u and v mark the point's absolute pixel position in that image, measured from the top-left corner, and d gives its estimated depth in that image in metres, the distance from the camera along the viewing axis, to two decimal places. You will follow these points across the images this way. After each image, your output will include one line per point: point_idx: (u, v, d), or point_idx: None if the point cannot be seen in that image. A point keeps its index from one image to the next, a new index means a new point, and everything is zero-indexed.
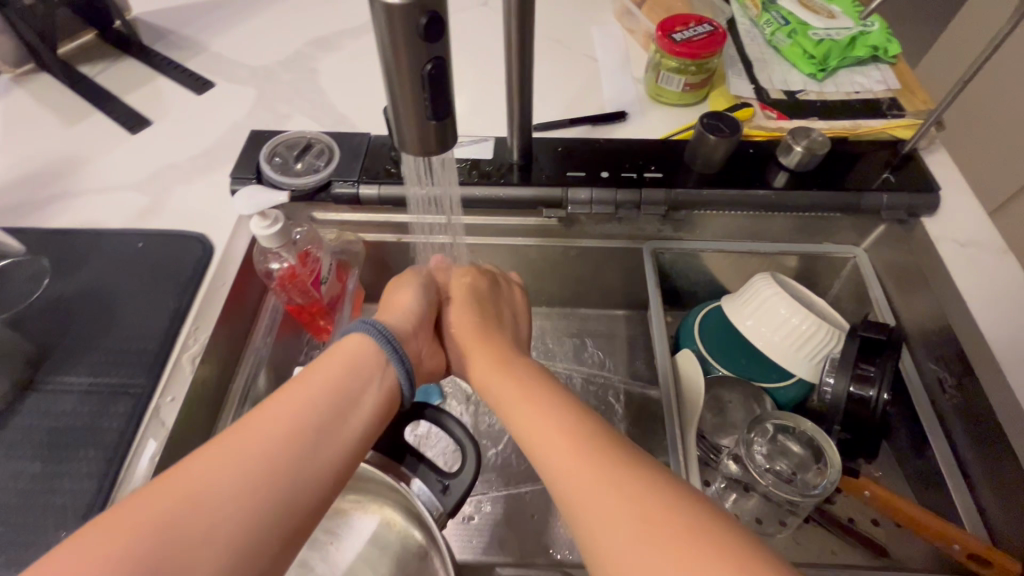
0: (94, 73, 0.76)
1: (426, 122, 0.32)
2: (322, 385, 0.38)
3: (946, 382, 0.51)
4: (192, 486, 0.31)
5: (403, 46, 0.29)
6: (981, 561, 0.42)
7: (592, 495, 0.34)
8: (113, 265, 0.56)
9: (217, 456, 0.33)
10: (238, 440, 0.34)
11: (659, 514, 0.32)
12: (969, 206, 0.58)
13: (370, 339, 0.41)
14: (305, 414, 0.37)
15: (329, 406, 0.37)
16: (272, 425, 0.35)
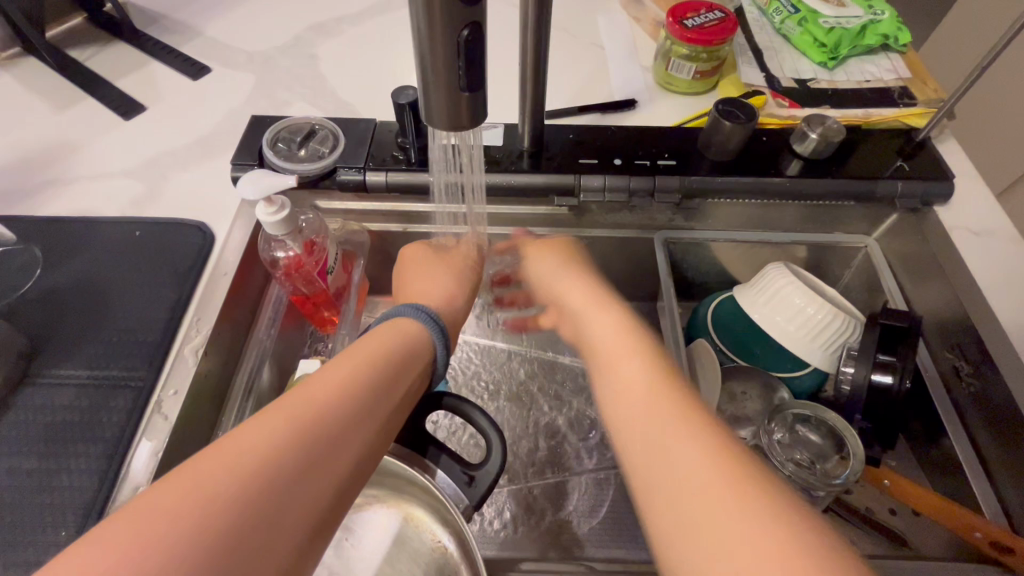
0: (84, 57, 0.73)
1: (459, 93, 0.33)
2: (378, 355, 0.40)
3: (962, 370, 0.50)
4: (272, 435, 0.31)
5: (440, 13, 0.29)
6: (1003, 549, 0.41)
7: (666, 476, 0.34)
8: (109, 254, 0.54)
9: (289, 408, 0.33)
10: (306, 396, 0.35)
11: (737, 497, 0.31)
12: (981, 196, 0.58)
13: (415, 321, 0.45)
14: (366, 377, 0.38)
15: (385, 374, 0.39)
16: (337, 386, 0.36)
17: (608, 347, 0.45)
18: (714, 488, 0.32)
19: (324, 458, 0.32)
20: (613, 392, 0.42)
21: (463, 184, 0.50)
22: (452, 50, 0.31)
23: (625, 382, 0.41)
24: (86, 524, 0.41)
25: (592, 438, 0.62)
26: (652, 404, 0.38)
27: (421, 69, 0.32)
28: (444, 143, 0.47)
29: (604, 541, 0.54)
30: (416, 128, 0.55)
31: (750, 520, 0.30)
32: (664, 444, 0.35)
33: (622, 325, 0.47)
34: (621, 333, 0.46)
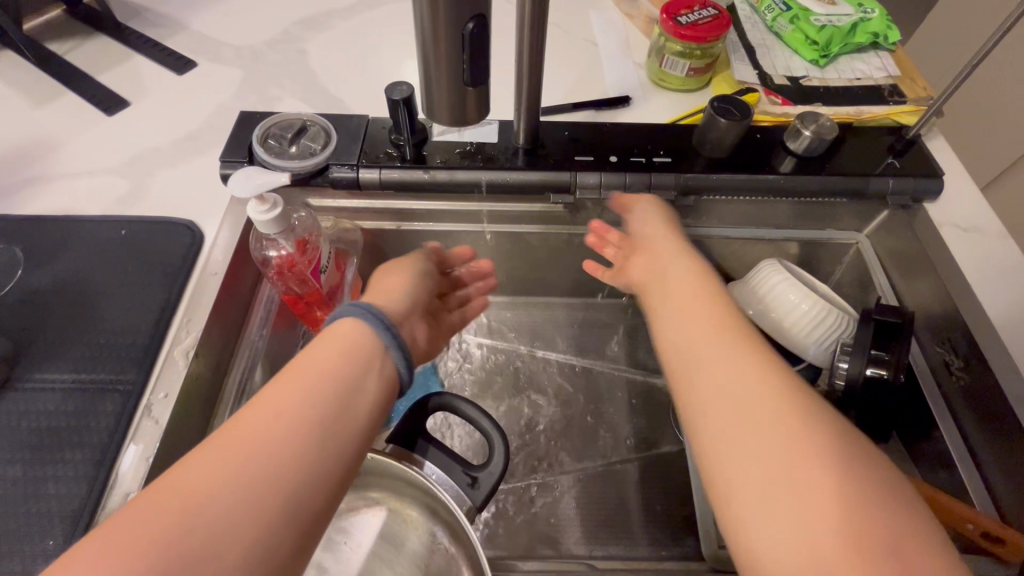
0: (63, 50, 0.71)
1: (465, 88, 0.40)
2: (316, 377, 0.36)
3: (952, 364, 0.51)
4: (185, 505, 0.29)
5: (444, 19, 0.35)
6: (993, 540, 0.43)
7: (754, 470, 0.32)
8: (94, 254, 0.53)
9: (203, 467, 0.31)
10: (224, 449, 0.32)
11: (835, 497, 0.30)
12: (969, 193, 0.59)
13: (362, 326, 0.39)
14: (295, 409, 0.34)
15: (322, 402, 0.35)
16: (255, 428, 0.33)
17: (698, 321, 0.42)
18: (808, 497, 0.30)
19: (248, 518, 0.30)
20: (696, 363, 0.39)
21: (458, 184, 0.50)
22: (455, 46, 0.37)
23: (712, 357, 0.38)
24: (75, 533, 0.39)
25: (589, 437, 0.62)
26: (744, 385, 0.36)
27: (424, 68, 0.39)
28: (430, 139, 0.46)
29: (601, 539, 0.55)
30: (410, 124, 0.55)
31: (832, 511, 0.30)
32: (764, 430, 0.33)
33: (712, 299, 0.43)
34: (712, 305, 0.43)
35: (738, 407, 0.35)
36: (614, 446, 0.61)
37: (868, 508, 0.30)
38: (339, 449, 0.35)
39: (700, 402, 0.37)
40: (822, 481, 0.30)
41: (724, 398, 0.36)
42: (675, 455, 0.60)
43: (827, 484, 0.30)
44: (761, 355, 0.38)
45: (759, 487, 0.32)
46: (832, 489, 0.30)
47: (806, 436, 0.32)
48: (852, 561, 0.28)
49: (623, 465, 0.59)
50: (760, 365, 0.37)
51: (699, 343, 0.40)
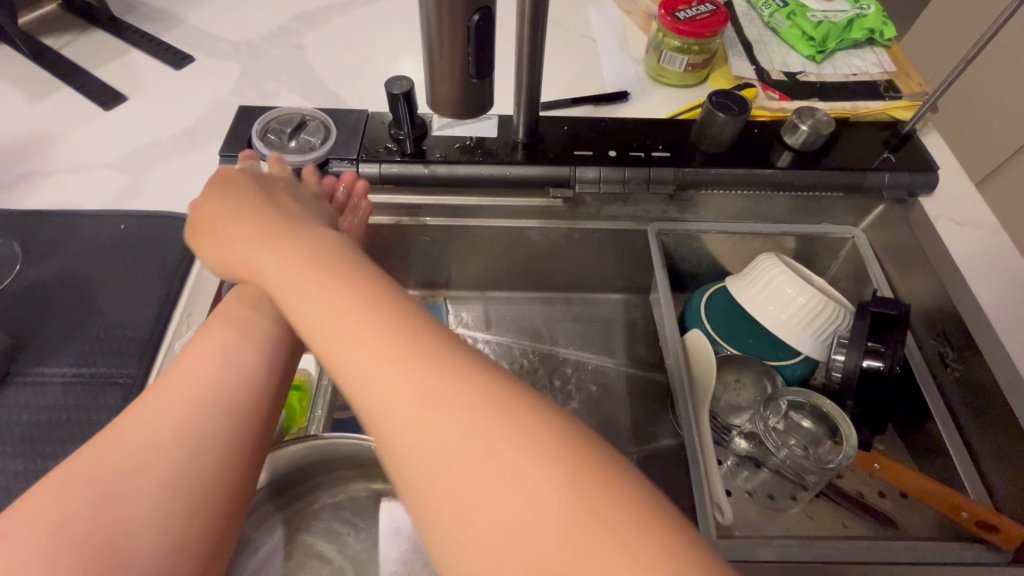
0: (59, 45, 0.70)
1: (469, 79, 0.41)
2: (205, 360, 0.41)
3: (946, 355, 0.52)
4: (103, 474, 0.34)
5: (448, 12, 0.36)
6: (987, 527, 0.43)
7: (458, 474, 0.28)
8: (92, 248, 0.52)
9: (115, 442, 0.35)
10: (129, 428, 0.36)
11: (591, 524, 0.26)
12: (963, 188, 0.60)
13: (254, 312, 0.44)
14: (192, 383, 0.39)
15: (217, 381, 0.40)
16: (156, 403, 0.38)
17: (339, 322, 0.34)
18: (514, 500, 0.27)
19: (169, 478, 0.35)
20: (367, 355, 0.32)
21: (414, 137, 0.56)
22: (460, 39, 0.38)
23: (346, 352, 0.32)
24: None
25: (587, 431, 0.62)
26: (434, 387, 0.30)
27: (429, 61, 0.40)
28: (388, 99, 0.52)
29: None
30: (410, 118, 0.55)
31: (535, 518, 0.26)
32: (496, 476, 0.27)
33: (322, 299, 0.35)
34: (308, 303, 0.36)
35: (452, 446, 0.28)
36: (613, 440, 0.61)
37: (625, 525, 0.26)
38: (244, 412, 0.39)
39: (406, 447, 0.29)
40: (573, 509, 0.27)
41: (433, 443, 0.29)
42: (672, 448, 0.61)
43: (575, 517, 0.26)
44: (460, 360, 0.32)
45: (503, 546, 0.26)
46: (578, 506, 0.27)
47: (544, 458, 0.28)
48: (563, 543, 0.26)
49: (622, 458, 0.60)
50: (408, 354, 0.31)
51: (350, 360, 0.32)
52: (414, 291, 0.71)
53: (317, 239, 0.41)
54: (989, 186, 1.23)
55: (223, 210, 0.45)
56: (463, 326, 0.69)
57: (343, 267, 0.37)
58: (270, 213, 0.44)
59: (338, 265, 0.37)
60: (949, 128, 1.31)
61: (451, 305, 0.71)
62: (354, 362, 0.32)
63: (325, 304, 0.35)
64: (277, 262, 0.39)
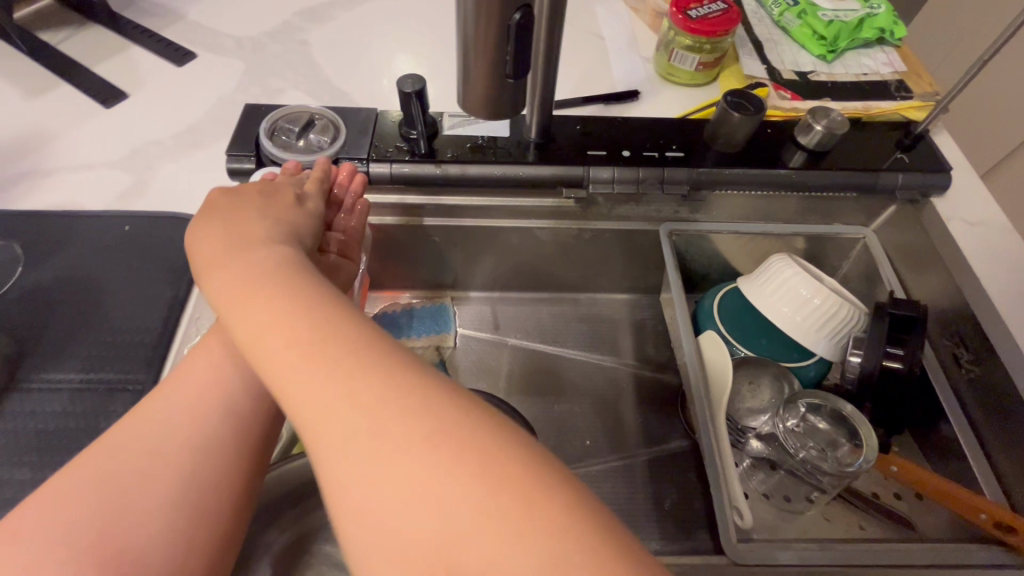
0: (55, 41, 0.69)
1: (506, 80, 0.42)
2: (203, 370, 0.41)
3: (962, 357, 0.52)
4: (124, 465, 0.36)
5: (490, 8, 0.38)
6: (1005, 529, 0.43)
7: (375, 485, 0.27)
8: (96, 250, 0.51)
9: (132, 433, 0.37)
10: (145, 421, 0.38)
11: (506, 518, 0.25)
12: (974, 188, 0.60)
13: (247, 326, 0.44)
14: (199, 391, 0.40)
15: (216, 378, 0.41)
16: (166, 407, 0.39)
17: (266, 330, 0.33)
18: (428, 500, 0.26)
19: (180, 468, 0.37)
20: (296, 373, 0.31)
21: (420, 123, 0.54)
22: (502, 35, 0.39)
23: (276, 369, 0.31)
24: None
25: (598, 433, 0.62)
26: (358, 400, 0.29)
27: (464, 56, 0.41)
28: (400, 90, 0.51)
29: None
30: (423, 117, 0.54)
31: (451, 518, 0.25)
32: (406, 478, 0.26)
33: (251, 307, 0.35)
34: (240, 311, 0.35)
35: (364, 453, 0.27)
36: (625, 442, 0.61)
37: (539, 517, 0.25)
38: (247, 407, 0.40)
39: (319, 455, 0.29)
40: (483, 503, 0.26)
41: (342, 449, 0.28)
42: (682, 451, 0.60)
43: (488, 513, 0.25)
44: (381, 361, 0.31)
45: (413, 551, 0.25)
46: (497, 500, 0.26)
47: (458, 454, 0.27)
48: (480, 535, 0.25)
49: (632, 461, 0.59)
50: (340, 369, 0.30)
51: (274, 367, 0.32)
52: (419, 292, 0.70)
53: (261, 244, 0.40)
54: (996, 179, 1.25)
55: (197, 225, 0.43)
56: (469, 328, 0.68)
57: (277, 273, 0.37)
58: (230, 225, 0.42)
59: (266, 282, 0.36)
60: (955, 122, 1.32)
61: (457, 307, 0.70)
62: (276, 368, 0.32)
63: (254, 311, 0.34)
64: (224, 272, 0.38)
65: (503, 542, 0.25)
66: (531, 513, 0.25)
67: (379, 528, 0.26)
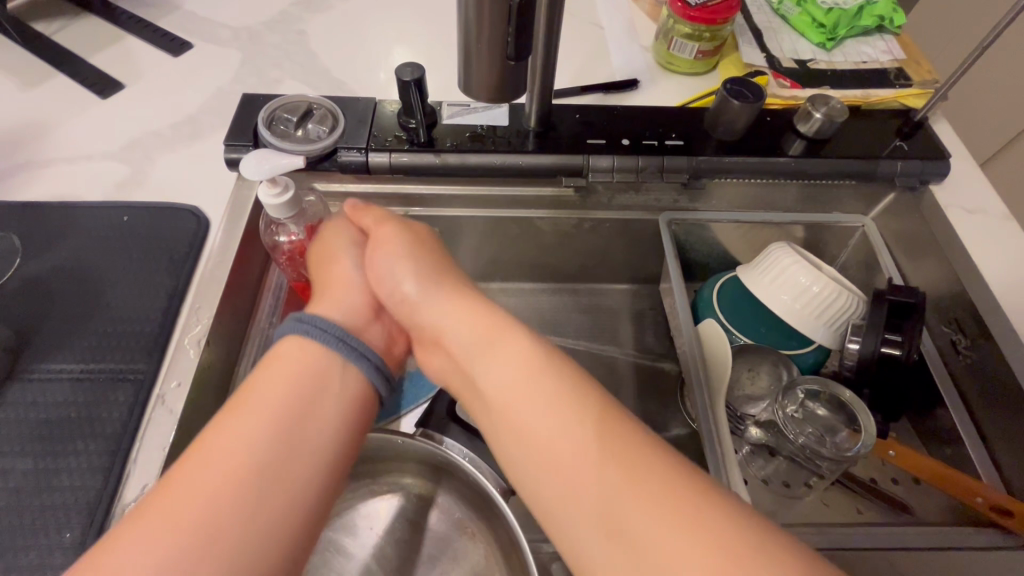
0: (50, 31, 0.68)
1: (507, 61, 0.44)
2: (280, 388, 0.37)
3: (959, 343, 0.52)
4: (197, 507, 0.32)
5: None
6: (1002, 512, 0.44)
7: (602, 515, 0.31)
8: (96, 241, 0.51)
9: (217, 444, 0.34)
10: (232, 428, 0.35)
11: (727, 552, 0.28)
12: (972, 176, 0.60)
13: (315, 341, 0.40)
14: (276, 406, 0.36)
15: (295, 418, 0.36)
16: (249, 425, 0.35)
17: (508, 393, 0.37)
18: (662, 527, 0.29)
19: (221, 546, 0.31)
20: (523, 410, 0.36)
21: (420, 113, 0.54)
22: (501, 20, 0.41)
23: (510, 402, 0.36)
24: (91, 525, 0.38)
25: None
26: (580, 436, 0.33)
27: (466, 41, 0.44)
28: (399, 80, 0.50)
29: None
30: (422, 107, 0.53)
31: (685, 549, 0.28)
32: (624, 516, 0.30)
33: (485, 357, 0.39)
34: (482, 361, 0.39)
35: (592, 491, 0.32)
36: None
37: (763, 563, 0.27)
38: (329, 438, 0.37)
39: (545, 496, 0.33)
40: (709, 553, 0.28)
41: (563, 489, 0.32)
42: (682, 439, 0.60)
43: (713, 551, 0.28)
44: (596, 411, 0.34)
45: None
46: (724, 541, 0.28)
47: (676, 511, 0.30)
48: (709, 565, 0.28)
49: None
50: (567, 407, 0.35)
51: (511, 418, 0.36)
52: None
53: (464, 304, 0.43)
54: (994, 168, 1.25)
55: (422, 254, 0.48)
56: None
57: (512, 334, 0.39)
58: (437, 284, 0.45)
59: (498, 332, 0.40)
60: (953, 110, 1.32)
61: None
62: (516, 422, 0.36)
63: (491, 369, 0.38)
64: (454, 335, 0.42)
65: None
66: (754, 548, 0.28)
67: (612, 554, 0.30)
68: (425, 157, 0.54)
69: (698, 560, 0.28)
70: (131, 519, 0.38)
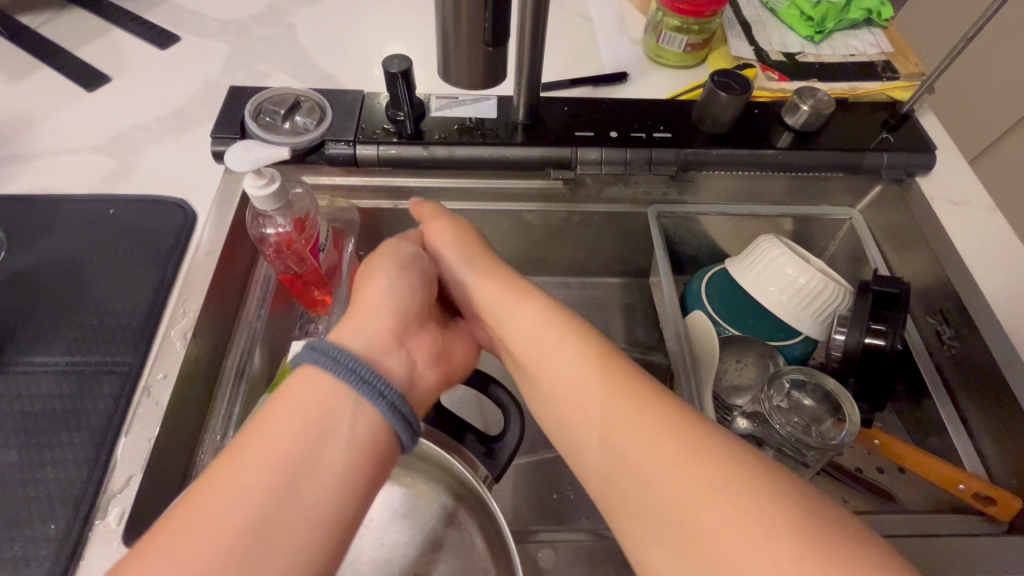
0: (36, 24, 0.68)
1: (485, 48, 0.44)
2: (289, 431, 0.33)
3: (943, 333, 0.53)
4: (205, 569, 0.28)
5: None
6: (984, 499, 0.44)
7: (638, 481, 0.32)
8: (82, 234, 0.51)
9: (221, 486, 0.31)
10: (240, 468, 0.32)
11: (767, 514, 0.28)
12: (958, 168, 0.61)
13: (330, 377, 0.35)
14: (282, 458, 0.32)
15: (303, 462, 0.33)
16: (259, 474, 0.32)
17: (518, 332, 0.42)
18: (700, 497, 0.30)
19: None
20: (546, 357, 0.40)
21: (409, 106, 0.54)
22: (478, 6, 0.41)
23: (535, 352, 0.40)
24: (77, 517, 0.38)
25: None
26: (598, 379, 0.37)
27: (445, 31, 0.44)
28: (385, 71, 0.50)
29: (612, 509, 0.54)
30: (410, 98, 0.53)
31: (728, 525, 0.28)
32: (661, 482, 0.31)
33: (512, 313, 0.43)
34: (512, 312, 0.43)
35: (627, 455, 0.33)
36: None
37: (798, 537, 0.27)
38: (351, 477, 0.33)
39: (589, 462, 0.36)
40: (716, 499, 0.29)
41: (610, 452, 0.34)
42: None
43: (755, 520, 0.28)
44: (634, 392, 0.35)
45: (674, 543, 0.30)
46: (765, 511, 0.28)
47: (696, 464, 0.31)
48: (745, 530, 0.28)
49: None
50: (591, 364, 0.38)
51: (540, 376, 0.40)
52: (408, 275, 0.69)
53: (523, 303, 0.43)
54: (982, 165, 1.26)
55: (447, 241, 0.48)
56: None
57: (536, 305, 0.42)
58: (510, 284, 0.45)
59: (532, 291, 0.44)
60: (943, 108, 1.33)
61: None
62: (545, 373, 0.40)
63: (515, 334, 0.42)
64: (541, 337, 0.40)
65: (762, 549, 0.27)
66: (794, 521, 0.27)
67: (641, 507, 0.32)
68: (413, 150, 0.54)
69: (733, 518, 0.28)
70: (117, 510, 0.38)
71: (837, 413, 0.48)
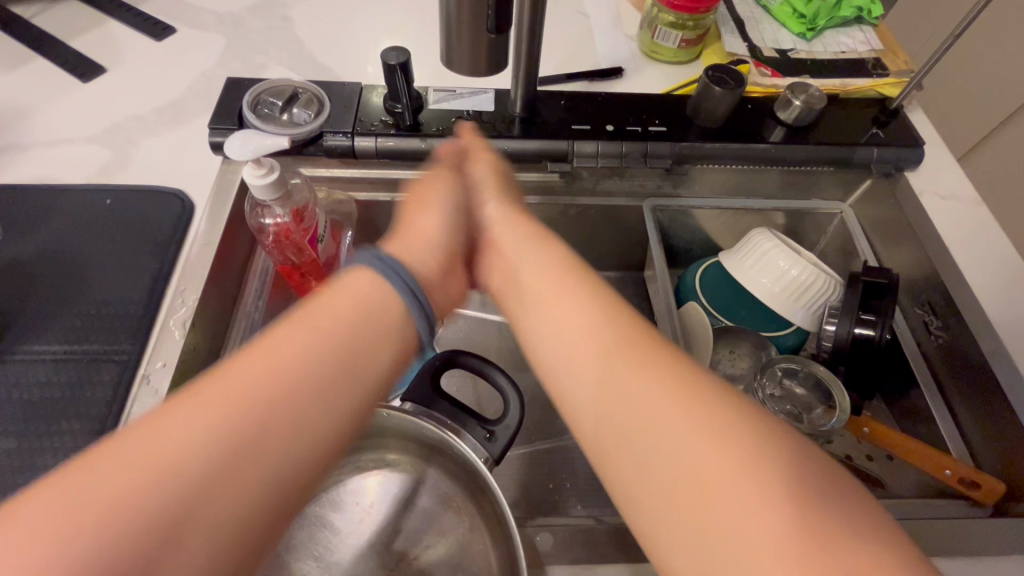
0: (29, 15, 0.67)
1: (487, 35, 0.44)
2: (331, 318, 0.34)
3: (931, 324, 0.54)
4: (256, 399, 0.29)
5: None
6: (972, 486, 0.46)
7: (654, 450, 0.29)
8: (79, 224, 0.51)
9: (279, 338, 0.32)
10: (290, 328, 0.32)
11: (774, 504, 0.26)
12: (946, 163, 0.62)
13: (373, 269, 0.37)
14: (331, 328, 0.33)
15: (348, 339, 0.34)
16: (309, 329, 0.33)
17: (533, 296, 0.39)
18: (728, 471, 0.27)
19: (282, 434, 0.29)
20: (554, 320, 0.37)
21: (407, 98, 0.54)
22: None
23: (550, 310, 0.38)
24: None
25: None
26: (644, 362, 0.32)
27: (450, 18, 0.44)
28: (384, 63, 0.50)
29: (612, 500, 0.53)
30: (408, 90, 0.53)
31: (742, 501, 0.26)
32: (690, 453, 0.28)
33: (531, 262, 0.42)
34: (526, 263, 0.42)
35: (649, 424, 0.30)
36: None
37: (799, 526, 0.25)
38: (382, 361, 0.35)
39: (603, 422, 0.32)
40: (736, 476, 0.27)
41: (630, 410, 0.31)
42: None
43: (763, 498, 0.26)
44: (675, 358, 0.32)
45: (678, 500, 0.28)
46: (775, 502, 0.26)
47: (730, 447, 0.27)
48: (764, 504, 0.26)
49: None
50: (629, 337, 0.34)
51: (559, 356, 0.36)
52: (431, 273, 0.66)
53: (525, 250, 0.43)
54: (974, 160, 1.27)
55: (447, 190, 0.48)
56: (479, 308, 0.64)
57: (555, 253, 0.42)
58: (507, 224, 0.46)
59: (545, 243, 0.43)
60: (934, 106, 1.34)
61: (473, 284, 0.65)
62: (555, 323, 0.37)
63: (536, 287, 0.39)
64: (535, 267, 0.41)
65: (759, 524, 0.25)
66: (814, 506, 0.26)
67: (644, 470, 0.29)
68: (410, 142, 0.55)
69: (748, 494, 0.26)
70: None
71: (827, 400, 0.50)
